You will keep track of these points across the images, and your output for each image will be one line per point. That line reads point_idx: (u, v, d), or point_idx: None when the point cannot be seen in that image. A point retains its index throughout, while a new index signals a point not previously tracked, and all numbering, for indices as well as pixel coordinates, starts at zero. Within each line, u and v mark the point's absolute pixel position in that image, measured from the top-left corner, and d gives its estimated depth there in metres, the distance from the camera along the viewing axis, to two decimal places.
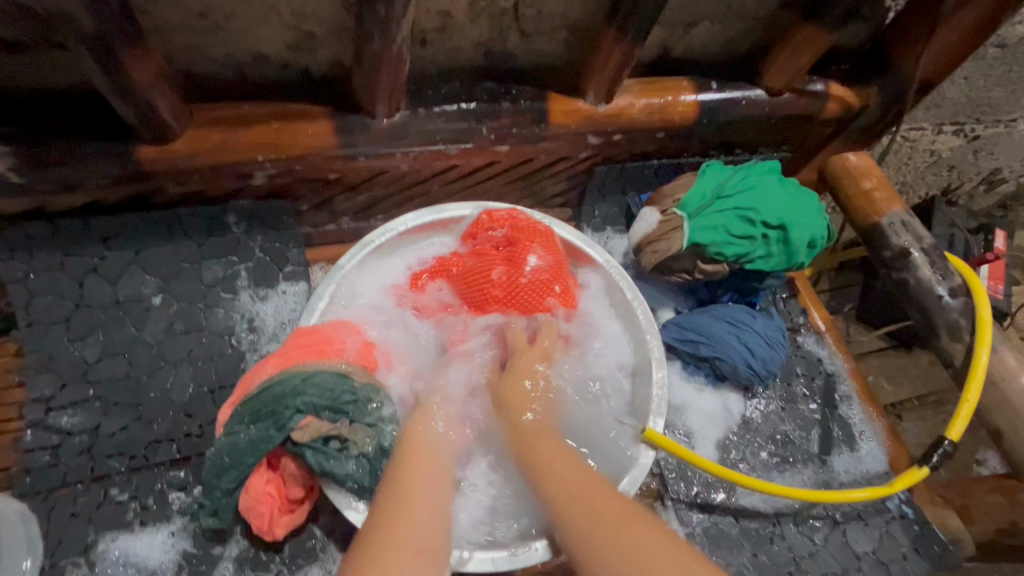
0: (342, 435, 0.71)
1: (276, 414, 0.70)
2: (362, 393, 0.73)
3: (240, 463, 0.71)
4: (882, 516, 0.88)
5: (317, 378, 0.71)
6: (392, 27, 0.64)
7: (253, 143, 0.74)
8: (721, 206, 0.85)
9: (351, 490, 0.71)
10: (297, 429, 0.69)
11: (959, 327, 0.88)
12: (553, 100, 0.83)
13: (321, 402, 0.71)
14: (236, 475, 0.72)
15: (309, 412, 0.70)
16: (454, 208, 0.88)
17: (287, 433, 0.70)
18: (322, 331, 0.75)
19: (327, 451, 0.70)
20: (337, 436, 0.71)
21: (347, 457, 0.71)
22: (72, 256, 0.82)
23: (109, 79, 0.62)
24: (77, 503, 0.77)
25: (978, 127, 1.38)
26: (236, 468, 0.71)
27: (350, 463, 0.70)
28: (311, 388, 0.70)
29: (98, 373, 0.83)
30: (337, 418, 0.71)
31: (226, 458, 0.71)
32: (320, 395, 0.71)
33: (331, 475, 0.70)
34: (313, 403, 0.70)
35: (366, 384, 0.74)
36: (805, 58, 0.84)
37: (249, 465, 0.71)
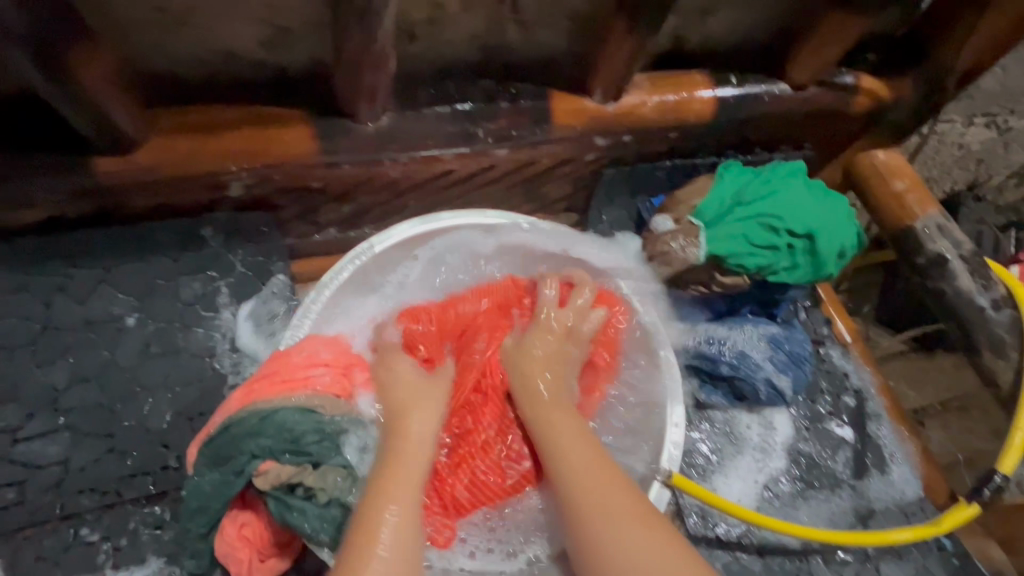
0: (307, 482, 0.63)
1: (233, 458, 0.63)
2: (329, 429, 0.66)
3: (207, 508, 0.65)
4: (919, 549, 0.80)
5: (278, 417, 0.63)
6: (373, 23, 0.57)
7: (226, 152, 0.67)
8: (741, 213, 0.78)
9: (322, 545, 0.63)
10: (256, 475, 0.62)
11: (1002, 341, 0.80)
12: (556, 99, 0.75)
13: (279, 444, 0.63)
14: (207, 520, 0.66)
15: (267, 456, 0.63)
16: (474, 215, 0.81)
17: (247, 479, 0.63)
18: (286, 357, 0.67)
19: (292, 499, 0.63)
20: (300, 483, 0.63)
21: (316, 505, 0.63)
22: (35, 275, 0.76)
23: (54, 84, 0.55)
24: (44, 545, 0.72)
25: (1011, 119, 1.30)
26: (205, 511, 0.65)
27: (320, 511, 0.63)
28: (269, 429, 0.62)
29: (67, 401, 0.77)
30: (299, 462, 0.63)
31: (194, 502, 0.65)
32: (278, 436, 0.63)
33: (297, 527, 0.63)
34: (274, 446, 0.62)
35: (334, 418, 0.67)
36: (832, 51, 0.77)
37: (217, 510, 0.65)
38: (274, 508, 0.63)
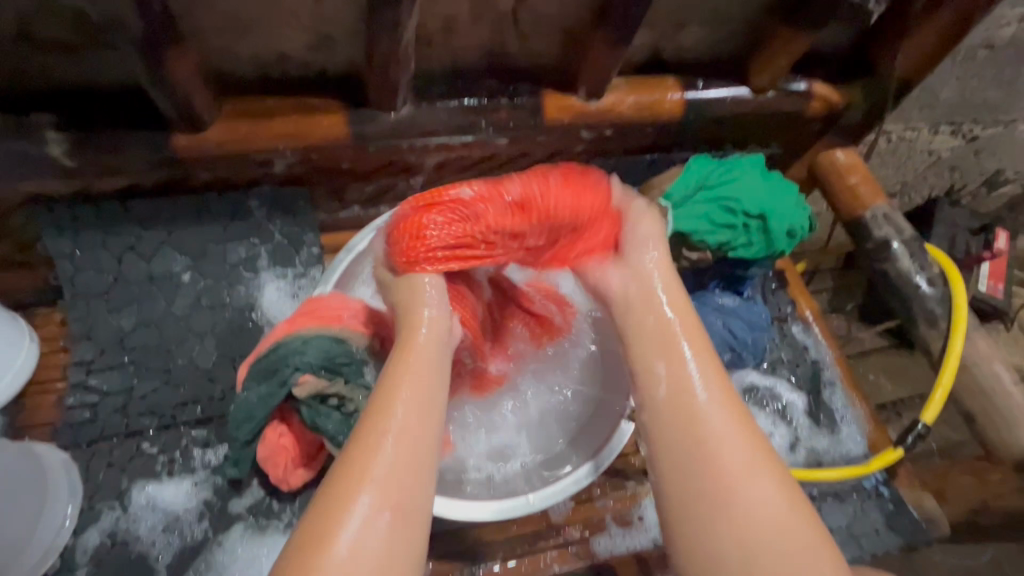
0: (340, 393, 0.77)
1: (280, 372, 0.77)
2: (358, 357, 0.79)
3: (254, 416, 0.79)
4: (858, 495, 0.92)
5: (317, 341, 0.77)
6: (399, 31, 0.71)
7: (275, 134, 0.83)
8: (702, 197, 0.90)
9: (345, 448, 0.76)
10: (296, 386, 0.76)
11: (935, 315, 0.92)
12: (548, 97, 0.90)
13: (318, 362, 0.77)
14: (253, 427, 0.80)
15: (307, 371, 0.77)
16: None
17: (290, 389, 0.77)
18: (323, 299, 0.81)
19: (324, 407, 0.77)
20: (334, 394, 0.77)
21: (346, 414, 0.77)
22: (112, 235, 0.91)
23: (151, 74, 0.70)
24: (112, 455, 0.86)
25: (976, 128, 1.41)
26: (252, 420, 0.79)
27: (346, 420, 0.77)
28: (310, 350, 0.77)
29: (133, 341, 0.92)
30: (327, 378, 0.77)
31: (242, 411, 0.79)
32: (317, 355, 0.77)
33: (325, 431, 0.76)
34: (314, 363, 0.77)
35: (364, 349, 0.80)
36: (784, 60, 0.90)
37: (262, 419, 0.79)
38: (309, 415, 0.77)
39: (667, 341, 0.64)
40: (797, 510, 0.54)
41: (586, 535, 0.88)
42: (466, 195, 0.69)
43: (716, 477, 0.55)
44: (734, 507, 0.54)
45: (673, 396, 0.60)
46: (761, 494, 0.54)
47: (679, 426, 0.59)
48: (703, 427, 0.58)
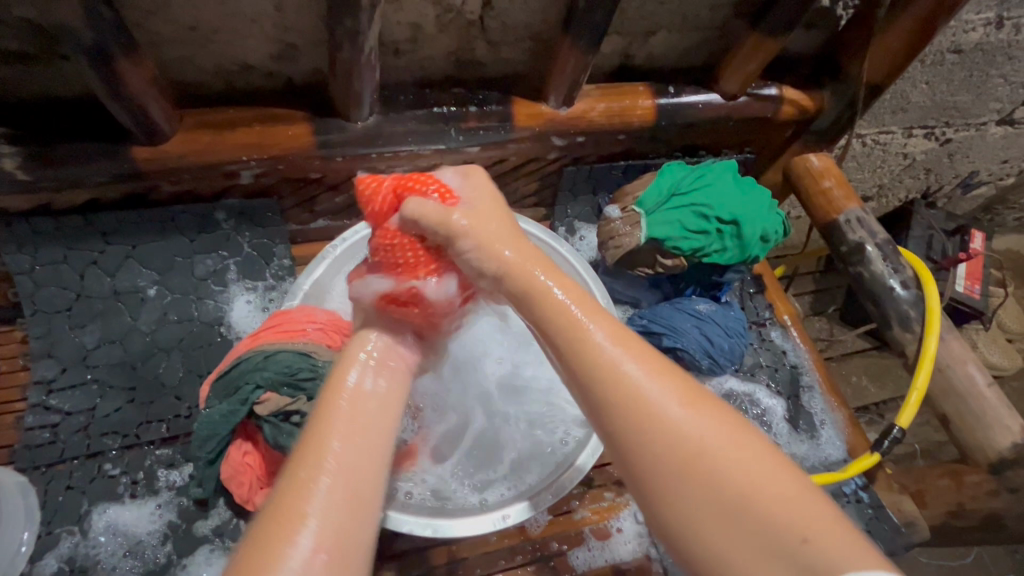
0: (301, 410, 0.74)
1: (239, 389, 0.75)
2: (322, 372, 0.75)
3: (215, 434, 0.77)
4: (839, 500, 0.91)
5: (278, 356, 0.75)
6: (361, 39, 0.70)
7: (239, 144, 0.81)
8: (676, 203, 0.90)
9: None
10: (258, 403, 0.74)
11: (908, 317, 0.92)
12: (518, 104, 0.89)
13: (278, 377, 0.74)
14: (216, 446, 0.78)
15: (268, 387, 0.74)
16: None
17: (250, 407, 0.75)
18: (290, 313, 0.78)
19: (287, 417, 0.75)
20: (296, 411, 0.74)
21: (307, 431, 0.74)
22: (74, 250, 0.88)
23: (106, 85, 0.68)
24: (72, 477, 0.83)
25: (948, 131, 1.43)
26: (214, 439, 0.77)
27: None
28: (271, 365, 0.74)
29: (97, 358, 0.89)
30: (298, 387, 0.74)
31: (203, 430, 0.77)
32: (278, 371, 0.74)
33: (285, 448, 0.74)
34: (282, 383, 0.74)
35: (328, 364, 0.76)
36: (754, 64, 0.89)
37: (224, 437, 0.77)
38: (272, 431, 0.75)
39: (551, 308, 0.53)
40: (744, 441, 0.46)
41: (564, 548, 0.86)
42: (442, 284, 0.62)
43: (657, 432, 0.46)
44: (690, 452, 0.44)
45: (579, 355, 0.51)
46: (700, 431, 0.45)
47: (592, 382, 0.49)
48: (621, 376, 0.48)
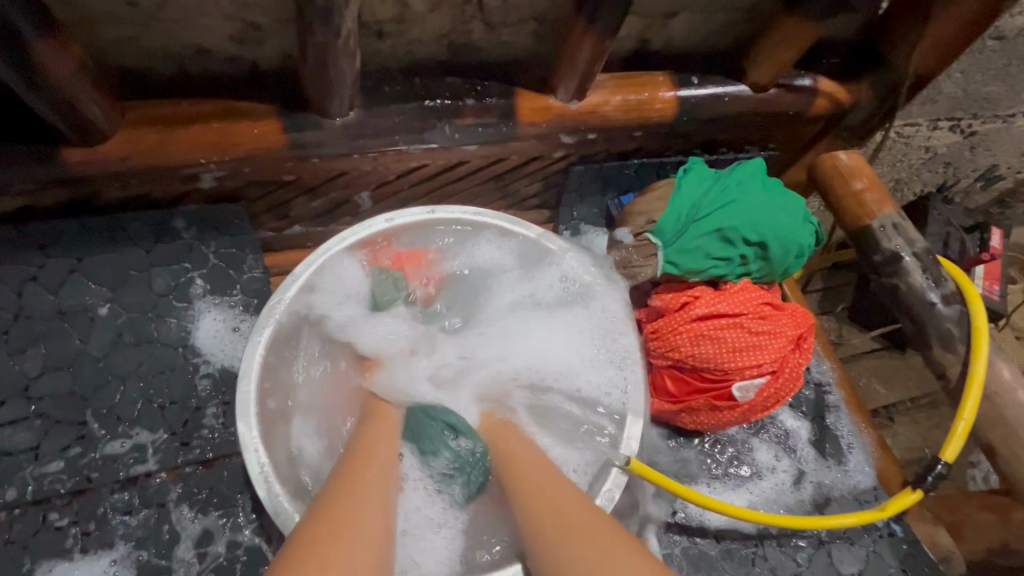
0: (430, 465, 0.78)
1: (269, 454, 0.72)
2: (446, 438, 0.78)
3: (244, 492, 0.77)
4: (870, 535, 0.84)
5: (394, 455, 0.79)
6: (335, 20, 0.58)
7: (194, 143, 0.69)
8: (700, 226, 0.79)
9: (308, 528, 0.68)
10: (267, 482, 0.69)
11: (951, 336, 0.84)
12: (522, 96, 0.77)
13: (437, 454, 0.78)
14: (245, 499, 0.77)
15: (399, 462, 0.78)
16: (446, 210, 0.84)
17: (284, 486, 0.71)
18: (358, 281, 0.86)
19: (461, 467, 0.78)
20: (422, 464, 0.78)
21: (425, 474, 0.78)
22: (9, 265, 0.78)
23: (23, 75, 0.57)
24: (13, 529, 0.72)
25: (975, 122, 1.34)
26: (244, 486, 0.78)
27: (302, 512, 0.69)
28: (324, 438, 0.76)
29: (40, 388, 0.77)
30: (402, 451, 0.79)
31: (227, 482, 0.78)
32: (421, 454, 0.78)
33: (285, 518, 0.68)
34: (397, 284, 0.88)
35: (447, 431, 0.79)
36: (791, 51, 0.79)
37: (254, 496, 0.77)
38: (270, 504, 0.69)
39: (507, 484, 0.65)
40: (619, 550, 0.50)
41: None
42: (699, 313, 0.80)
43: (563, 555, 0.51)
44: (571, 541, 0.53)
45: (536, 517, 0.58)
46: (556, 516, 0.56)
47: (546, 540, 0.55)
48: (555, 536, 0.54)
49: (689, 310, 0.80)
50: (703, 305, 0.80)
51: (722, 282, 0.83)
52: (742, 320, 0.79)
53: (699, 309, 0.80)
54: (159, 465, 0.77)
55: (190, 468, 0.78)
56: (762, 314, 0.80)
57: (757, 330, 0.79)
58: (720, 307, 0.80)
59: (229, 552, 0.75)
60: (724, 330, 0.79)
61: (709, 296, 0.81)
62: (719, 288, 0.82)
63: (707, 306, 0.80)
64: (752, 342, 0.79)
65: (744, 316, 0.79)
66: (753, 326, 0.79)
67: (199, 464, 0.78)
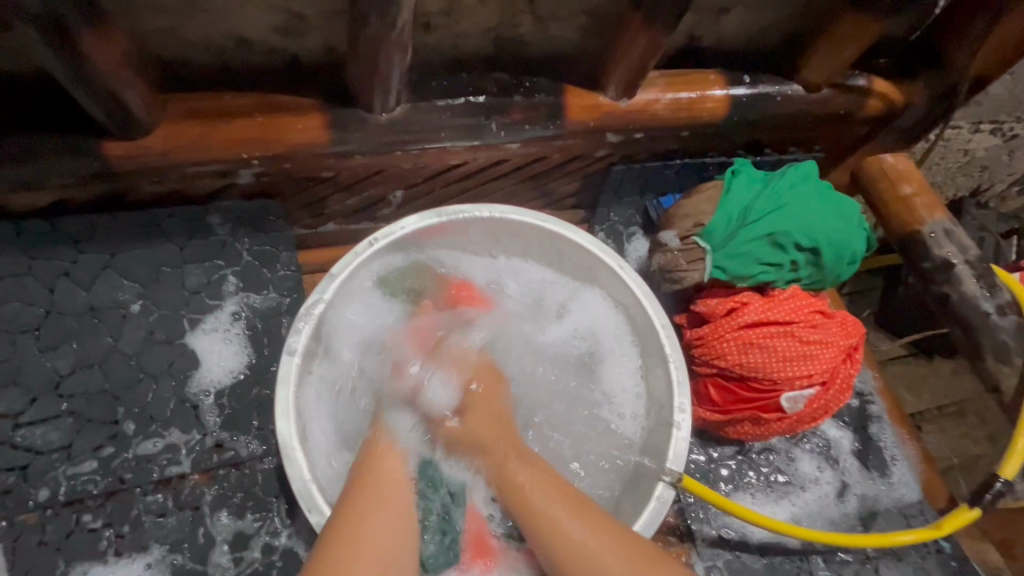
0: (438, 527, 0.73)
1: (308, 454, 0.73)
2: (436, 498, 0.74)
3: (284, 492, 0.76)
4: (918, 551, 0.81)
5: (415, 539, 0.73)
6: (390, 12, 0.56)
7: (237, 139, 0.67)
8: (750, 230, 0.76)
9: None
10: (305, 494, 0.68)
11: (1007, 348, 0.81)
12: (570, 93, 0.75)
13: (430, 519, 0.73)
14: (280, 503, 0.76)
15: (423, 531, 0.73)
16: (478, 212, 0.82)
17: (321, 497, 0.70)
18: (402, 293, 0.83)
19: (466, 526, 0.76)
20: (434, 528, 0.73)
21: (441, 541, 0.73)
22: (42, 260, 0.76)
23: (68, 68, 0.55)
24: (45, 530, 0.71)
25: (1017, 126, 1.30)
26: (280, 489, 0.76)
27: None
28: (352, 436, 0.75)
29: (72, 386, 0.75)
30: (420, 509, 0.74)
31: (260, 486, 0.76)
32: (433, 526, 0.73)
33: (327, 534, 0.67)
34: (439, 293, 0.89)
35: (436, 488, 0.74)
36: (849, 51, 0.76)
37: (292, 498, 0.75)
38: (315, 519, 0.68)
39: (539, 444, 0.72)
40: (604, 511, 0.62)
41: None
42: (747, 322, 0.77)
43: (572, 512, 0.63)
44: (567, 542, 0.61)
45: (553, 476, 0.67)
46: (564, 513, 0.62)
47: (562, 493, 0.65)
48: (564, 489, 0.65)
49: (736, 318, 0.78)
50: (751, 313, 0.78)
51: (771, 289, 0.80)
52: (792, 328, 0.77)
53: (747, 316, 0.77)
54: (192, 466, 0.75)
55: (224, 471, 0.76)
56: (813, 323, 0.78)
57: (807, 340, 0.77)
58: (770, 315, 0.77)
59: (263, 556, 0.74)
60: (773, 339, 0.76)
61: (757, 303, 0.78)
62: (767, 295, 0.79)
63: (755, 314, 0.78)
64: (803, 352, 0.77)
65: (794, 324, 0.77)
66: (804, 335, 0.77)
67: (232, 466, 0.76)
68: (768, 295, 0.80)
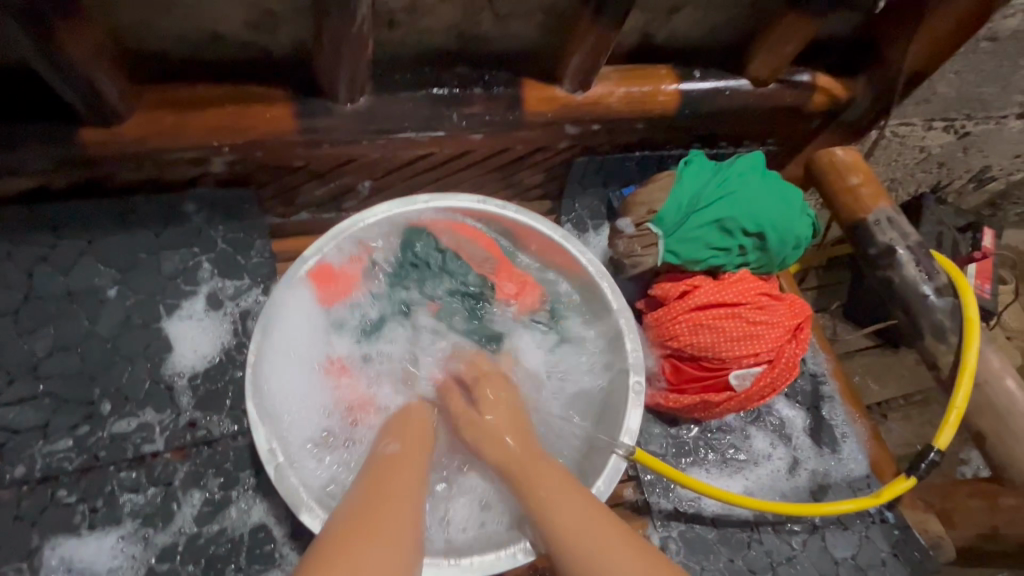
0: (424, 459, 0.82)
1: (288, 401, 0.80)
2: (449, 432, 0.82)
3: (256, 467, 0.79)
4: (862, 521, 0.86)
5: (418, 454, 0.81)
6: (351, 5, 0.60)
7: (210, 128, 0.71)
8: (699, 217, 0.81)
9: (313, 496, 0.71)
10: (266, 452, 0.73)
11: (944, 328, 0.86)
12: (529, 86, 0.79)
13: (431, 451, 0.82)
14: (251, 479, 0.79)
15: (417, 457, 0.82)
16: (442, 200, 0.85)
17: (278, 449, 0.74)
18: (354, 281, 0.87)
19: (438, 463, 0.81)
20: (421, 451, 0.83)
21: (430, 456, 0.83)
22: (19, 246, 0.79)
23: (44, 57, 0.58)
24: (21, 505, 0.73)
25: (968, 123, 1.36)
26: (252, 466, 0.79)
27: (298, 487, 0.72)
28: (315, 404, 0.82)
29: (48, 368, 0.78)
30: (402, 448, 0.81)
31: (230, 462, 0.79)
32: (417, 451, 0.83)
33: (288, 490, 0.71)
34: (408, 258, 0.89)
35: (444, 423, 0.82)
36: (791, 48, 0.81)
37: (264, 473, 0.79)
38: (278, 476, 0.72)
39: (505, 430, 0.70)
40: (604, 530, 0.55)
41: None
42: (698, 302, 0.81)
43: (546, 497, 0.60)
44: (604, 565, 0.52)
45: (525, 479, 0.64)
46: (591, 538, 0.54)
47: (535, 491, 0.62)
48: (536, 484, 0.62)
49: (688, 300, 0.82)
50: (700, 294, 0.82)
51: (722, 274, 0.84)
52: (739, 308, 0.81)
53: (698, 297, 0.82)
54: (165, 444, 0.78)
55: (197, 448, 0.79)
56: (759, 304, 0.82)
57: (754, 319, 0.81)
58: (719, 297, 0.81)
59: (235, 529, 0.77)
60: (721, 318, 0.81)
61: (707, 285, 0.83)
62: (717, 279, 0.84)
63: (704, 295, 0.82)
64: (751, 330, 0.81)
65: (740, 306, 0.81)
66: (751, 315, 0.81)
67: (204, 444, 0.79)
68: (718, 278, 0.84)
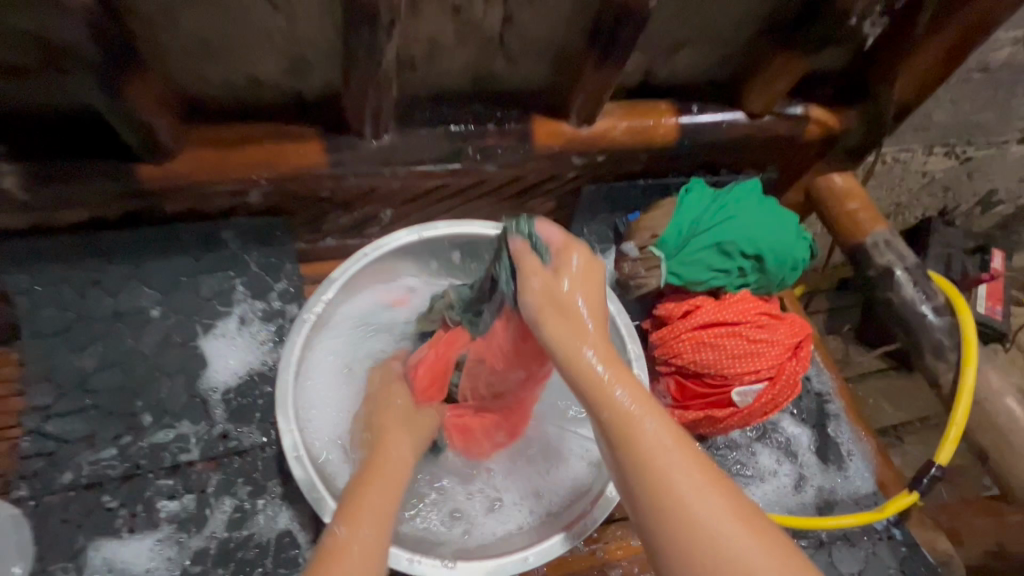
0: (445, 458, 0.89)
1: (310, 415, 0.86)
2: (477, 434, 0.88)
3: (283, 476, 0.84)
4: (870, 537, 0.87)
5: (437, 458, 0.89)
6: (377, 54, 0.67)
7: (249, 163, 0.79)
8: (700, 240, 0.86)
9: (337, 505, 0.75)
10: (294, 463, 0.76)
11: (942, 345, 0.88)
12: (538, 122, 0.86)
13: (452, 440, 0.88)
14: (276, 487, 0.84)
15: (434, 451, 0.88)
16: (456, 227, 0.91)
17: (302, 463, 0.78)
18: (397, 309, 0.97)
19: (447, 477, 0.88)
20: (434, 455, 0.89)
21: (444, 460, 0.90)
22: (74, 270, 0.86)
23: (112, 104, 0.66)
24: (68, 509, 0.79)
25: (969, 149, 1.40)
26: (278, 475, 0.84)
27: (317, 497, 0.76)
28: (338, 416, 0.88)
29: (96, 382, 0.85)
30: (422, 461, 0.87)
31: (259, 471, 0.84)
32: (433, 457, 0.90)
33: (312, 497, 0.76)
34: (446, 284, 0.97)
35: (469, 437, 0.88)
36: (782, 84, 0.87)
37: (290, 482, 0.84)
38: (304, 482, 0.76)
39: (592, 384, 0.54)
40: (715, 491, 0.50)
41: None
42: (700, 320, 0.86)
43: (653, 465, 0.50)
44: (672, 490, 0.49)
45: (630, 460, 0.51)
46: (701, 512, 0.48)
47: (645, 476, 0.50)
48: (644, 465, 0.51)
49: (690, 318, 0.86)
50: (701, 313, 0.86)
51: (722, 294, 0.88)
52: (739, 326, 0.85)
53: (699, 316, 0.86)
54: (200, 454, 0.84)
55: (228, 458, 0.84)
56: (759, 322, 0.86)
57: (754, 336, 0.85)
58: (720, 316, 0.85)
59: (262, 535, 0.81)
60: (721, 335, 0.85)
61: (709, 305, 0.87)
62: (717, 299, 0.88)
63: (705, 314, 0.86)
64: (751, 347, 0.85)
65: (739, 324, 0.85)
66: (750, 332, 0.85)
67: (235, 455, 0.84)
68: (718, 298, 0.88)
